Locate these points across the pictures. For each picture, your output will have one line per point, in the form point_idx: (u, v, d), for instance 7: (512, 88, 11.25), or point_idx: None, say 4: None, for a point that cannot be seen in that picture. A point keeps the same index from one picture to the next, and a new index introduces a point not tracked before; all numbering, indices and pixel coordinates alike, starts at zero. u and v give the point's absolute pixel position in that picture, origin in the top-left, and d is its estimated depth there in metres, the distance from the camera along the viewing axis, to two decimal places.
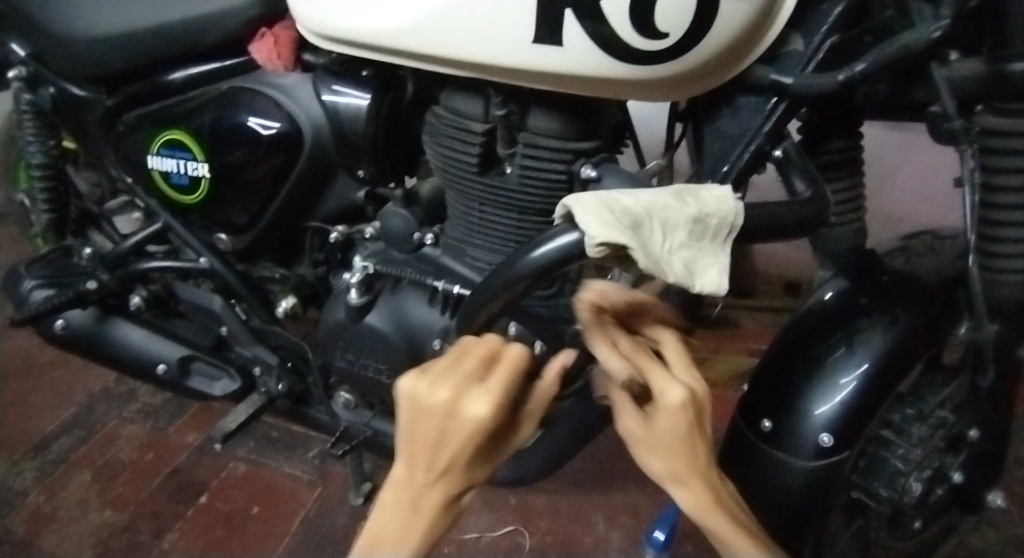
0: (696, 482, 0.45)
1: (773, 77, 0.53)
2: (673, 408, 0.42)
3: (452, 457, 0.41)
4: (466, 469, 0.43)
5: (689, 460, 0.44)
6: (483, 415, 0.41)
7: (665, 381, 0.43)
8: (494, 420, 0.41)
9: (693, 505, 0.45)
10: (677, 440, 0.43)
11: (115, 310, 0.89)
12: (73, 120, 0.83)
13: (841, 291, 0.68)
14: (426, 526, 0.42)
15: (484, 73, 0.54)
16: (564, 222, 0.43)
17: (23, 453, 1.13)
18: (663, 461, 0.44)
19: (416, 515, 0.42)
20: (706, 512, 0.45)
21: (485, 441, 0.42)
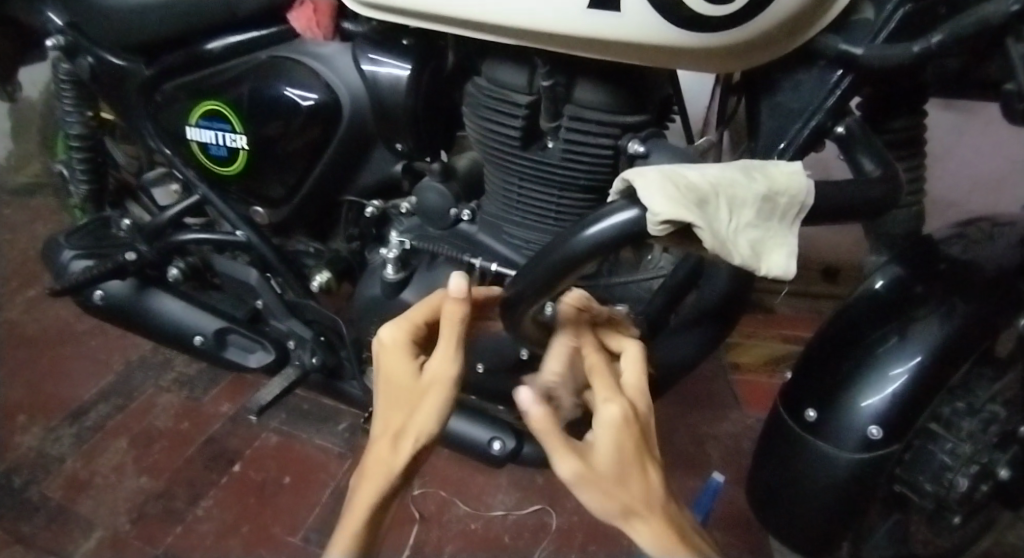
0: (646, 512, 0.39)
1: (843, 47, 0.50)
2: (612, 425, 0.40)
3: (385, 395, 0.49)
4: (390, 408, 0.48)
5: (641, 483, 0.40)
6: (385, 338, 0.51)
7: (609, 395, 0.43)
8: (400, 345, 0.50)
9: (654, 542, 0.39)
10: (621, 455, 0.39)
11: (153, 281, 0.89)
12: (112, 90, 0.82)
13: (894, 279, 0.64)
14: (367, 474, 0.46)
15: (532, 41, 0.51)
16: (622, 198, 0.41)
17: (62, 419, 1.15)
18: (614, 492, 0.39)
19: (365, 468, 0.46)
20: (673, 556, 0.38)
21: (402, 371, 0.49)
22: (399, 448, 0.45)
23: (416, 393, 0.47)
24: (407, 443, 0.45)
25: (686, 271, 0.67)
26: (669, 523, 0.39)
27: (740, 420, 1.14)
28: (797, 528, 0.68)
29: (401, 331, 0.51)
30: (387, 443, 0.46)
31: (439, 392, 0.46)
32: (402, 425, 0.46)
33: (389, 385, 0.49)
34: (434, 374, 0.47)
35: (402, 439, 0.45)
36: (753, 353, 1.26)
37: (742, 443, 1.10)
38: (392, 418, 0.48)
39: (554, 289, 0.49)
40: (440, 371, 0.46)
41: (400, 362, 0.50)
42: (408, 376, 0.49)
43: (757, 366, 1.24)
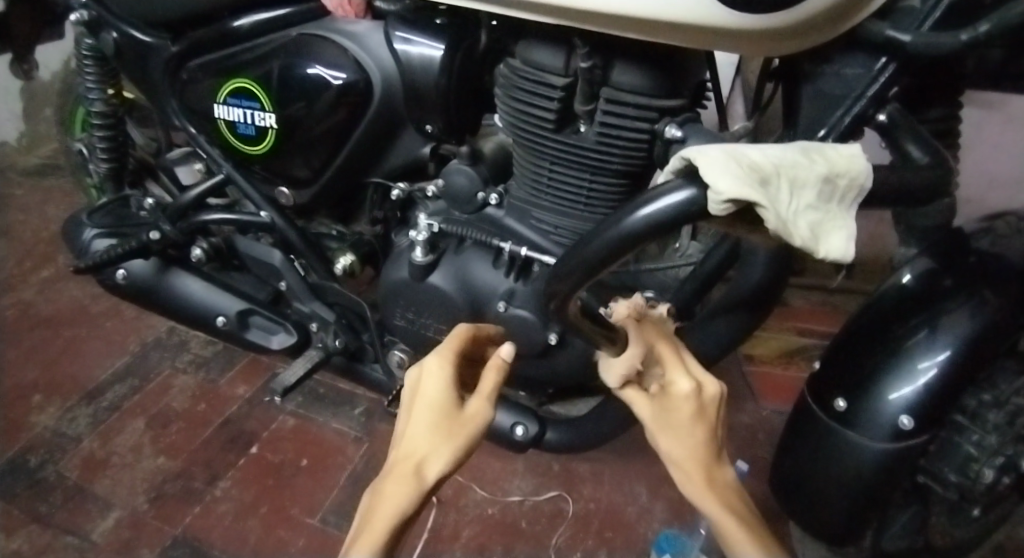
0: (690, 461, 0.46)
1: (889, 34, 0.48)
2: (678, 392, 0.48)
3: (414, 418, 0.50)
4: (422, 432, 0.49)
5: (693, 444, 0.46)
6: (428, 364, 0.53)
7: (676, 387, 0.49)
8: (440, 375, 0.53)
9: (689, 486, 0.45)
10: (673, 423, 0.48)
11: (175, 261, 0.89)
12: (137, 66, 0.82)
13: (923, 273, 0.62)
14: (390, 488, 0.44)
15: (576, 20, 0.51)
16: (679, 176, 0.40)
17: (78, 399, 1.16)
18: (667, 441, 0.48)
19: (388, 483, 0.45)
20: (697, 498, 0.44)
21: (437, 399, 0.51)
22: (429, 472, 0.46)
23: (448, 420, 0.49)
24: (438, 464, 0.46)
25: (720, 256, 0.67)
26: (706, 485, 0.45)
27: (755, 411, 1.14)
28: (823, 518, 0.68)
29: (444, 363, 0.54)
30: (410, 467, 0.46)
31: (475, 427, 0.49)
32: (430, 448, 0.47)
33: (424, 409, 0.50)
34: (472, 411, 0.50)
35: (430, 459, 0.46)
36: (767, 344, 1.25)
37: (760, 435, 1.10)
38: (422, 441, 0.48)
39: (596, 275, 0.49)
40: (478, 406, 0.51)
41: (435, 390, 0.52)
42: (442, 403, 0.51)
43: (773, 358, 1.23)
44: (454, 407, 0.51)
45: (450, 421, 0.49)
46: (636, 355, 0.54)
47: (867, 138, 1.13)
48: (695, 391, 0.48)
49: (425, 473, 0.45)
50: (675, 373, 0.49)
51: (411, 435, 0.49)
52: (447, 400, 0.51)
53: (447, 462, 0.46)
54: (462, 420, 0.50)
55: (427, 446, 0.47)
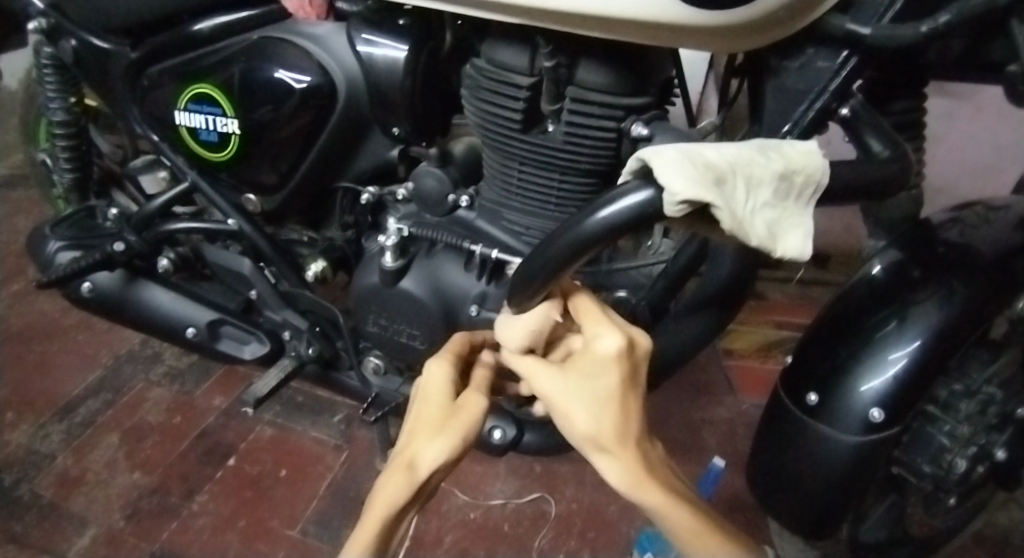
0: (624, 448, 0.46)
1: (850, 27, 0.48)
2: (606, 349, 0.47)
3: (416, 415, 0.53)
4: (419, 428, 0.52)
5: (619, 425, 0.47)
6: (430, 363, 0.56)
7: (595, 361, 0.48)
8: (440, 374, 0.55)
9: (626, 475, 0.45)
10: (597, 405, 0.47)
11: (142, 272, 0.87)
12: (97, 74, 0.80)
13: (891, 264, 0.63)
14: (387, 480, 0.49)
15: (536, 19, 0.50)
16: (637, 177, 0.39)
17: (50, 416, 1.13)
18: (592, 425, 0.46)
19: (389, 473, 0.49)
20: (639, 487, 0.45)
21: (439, 396, 0.53)
22: (420, 467, 0.48)
23: (445, 416, 0.52)
24: (431, 453, 0.49)
25: (690, 255, 0.66)
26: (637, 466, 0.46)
27: (736, 405, 1.14)
28: (796, 511, 0.68)
29: (445, 362, 0.56)
30: (404, 463, 0.49)
31: (467, 417, 0.51)
32: (423, 444, 0.50)
33: (427, 407, 0.53)
34: (469, 403, 0.53)
35: (423, 451, 0.49)
36: (746, 338, 1.26)
37: (740, 429, 1.10)
38: (420, 436, 0.51)
39: (560, 277, 0.47)
40: (473, 402, 0.53)
41: (437, 386, 0.54)
42: (441, 400, 0.53)
43: (752, 352, 1.23)
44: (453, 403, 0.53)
45: (447, 416, 0.52)
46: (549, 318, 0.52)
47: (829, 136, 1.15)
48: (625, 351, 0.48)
49: (419, 464, 0.48)
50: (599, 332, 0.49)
51: (413, 430, 0.52)
52: (446, 396, 0.54)
53: (439, 454, 0.49)
54: (459, 412, 0.52)
55: (423, 440, 0.50)
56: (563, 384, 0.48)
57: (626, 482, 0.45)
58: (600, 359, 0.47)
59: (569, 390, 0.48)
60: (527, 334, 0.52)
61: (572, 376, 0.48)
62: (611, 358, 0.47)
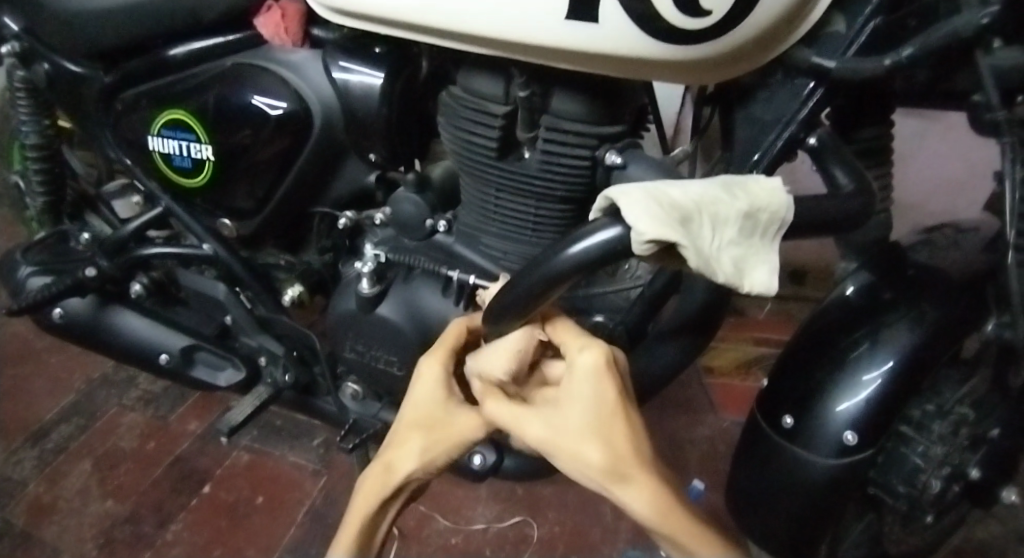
0: (644, 477, 0.47)
1: (815, 60, 0.49)
2: (595, 367, 0.49)
3: (405, 413, 0.55)
4: (403, 430, 0.54)
5: (631, 452, 0.48)
6: (425, 364, 0.56)
7: (583, 388, 0.49)
8: (435, 377, 0.56)
9: (649, 505, 0.46)
10: (602, 435, 0.47)
11: (115, 298, 0.86)
12: (69, 97, 0.79)
13: (864, 285, 0.63)
14: (369, 477, 0.54)
15: (508, 52, 0.50)
16: (606, 214, 0.40)
17: (20, 442, 1.10)
18: (606, 456, 0.47)
19: (372, 472, 0.54)
20: (663, 516, 0.46)
21: (433, 402, 0.54)
22: (395, 474, 0.53)
23: (431, 423, 0.54)
24: (408, 466, 0.53)
25: (664, 281, 0.67)
26: (659, 490, 0.47)
27: (717, 424, 1.15)
28: (773, 530, 0.67)
29: (439, 366, 0.56)
30: (383, 466, 0.54)
31: (455, 439, 0.53)
32: (403, 449, 0.53)
33: (420, 409, 0.55)
34: (460, 422, 0.54)
35: (403, 459, 0.53)
36: (724, 356, 1.26)
37: (720, 447, 1.11)
38: (406, 439, 0.54)
39: (532, 306, 0.46)
40: (467, 422, 0.54)
41: (434, 394, 0.55)
42: (431, 405, 0.55)
43: (731, 370, 1.24)
44: (444, 411, 0.54)
45: (432, 422, 0.54)
46: (524, 348, 0.51)
47: (801, 162, 1.17)
48: (610, 365, 0.50)
49: (394, 471, 0.53)
50: (584, 353, 0.50)
51: (402, 431, 0.55)
52: (444, 409, 0.54)
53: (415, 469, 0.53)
54: (447, 427, 0.54)
55: (407, 447, 0.53)
56: (562, 421, 0.48)
57: (650, 512, 0.46)
58: (589, 386, 0.49)
59: (568, 422, 0.48)
60: (511, 359, 0.50)
61: (567, 412, 0.49)
62: (600, 385, 0.49)
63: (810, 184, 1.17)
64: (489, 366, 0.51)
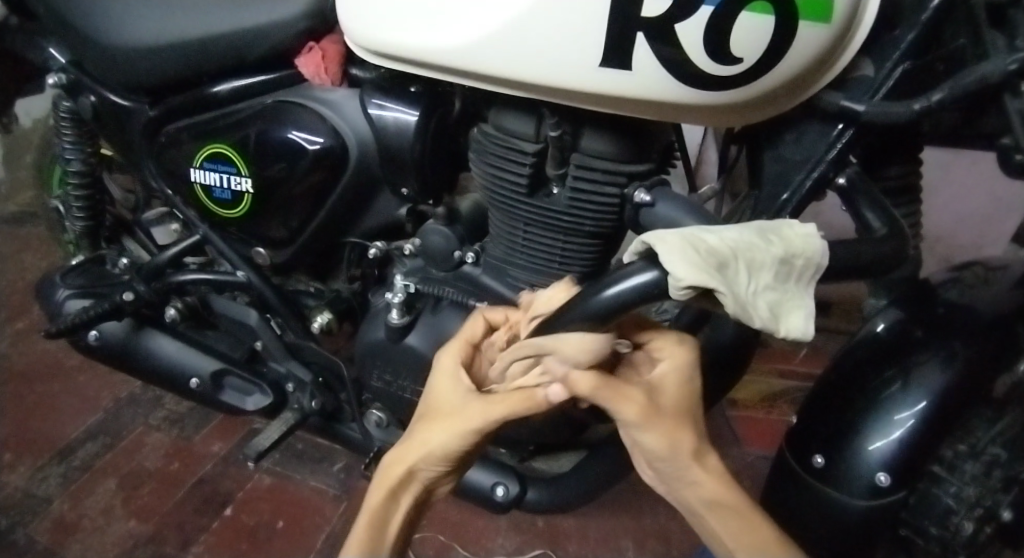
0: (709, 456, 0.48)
1: (844, 103, 0.50)
2: (688, 355, 0.48)
3: (422, 410, 0.54)
4: (419, 425, 0.52)
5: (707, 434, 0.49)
6: (442, 358, 0.55)
7: (669, 375, 0.47)
8: (447, 369, 0.55)
9: (712, 482, 0.47)
10: (680, 420, 0.46)
11: (149, 321, 0.89)
12: (115, 129, 0.82)
13: (894, 323, 0.63)
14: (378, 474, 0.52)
15: (541, 94, 0.52)
16: (641, 258, 0.41)
17: (48, 459, 1.12)
18: (687, 436, 0.47)
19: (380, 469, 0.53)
20: (722, 496, 0.47)
21: (444, 391, 0.53)
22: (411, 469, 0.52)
23: (443, 413, 0.51)
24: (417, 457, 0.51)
25: (692, 315, 0.66)
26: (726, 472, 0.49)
27: (741, 458, 1.13)
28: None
29: (453, 357, 0.55)
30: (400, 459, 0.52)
31: (462, 426, 0.50)
32: (417, 445, 0.51)
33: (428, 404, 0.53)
34: (465, 407, 0.51)
35: (413, 451, 0.51)
36: (750, 389, 1.25)
37: (744, 482, 1.09)
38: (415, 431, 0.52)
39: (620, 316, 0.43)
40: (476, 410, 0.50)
41: (446, 383, 0.53)
42: (443, 397, 0.53)
43: (755, 403, 1.23)
44: (458, 403, 0.52)
45: (445, 413, 0.51)
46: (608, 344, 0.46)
47: (830, 202, 1.17)
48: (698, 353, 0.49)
49: (399, 463, 0.51)
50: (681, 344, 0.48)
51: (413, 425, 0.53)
52: (457, 398, 0.52)
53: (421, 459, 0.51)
54: (454, 412, 0.51)
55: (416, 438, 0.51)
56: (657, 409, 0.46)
57: (714, 490, 0.47)
58: (676, 373, 0.47)
59: (658, 400, 0.46)
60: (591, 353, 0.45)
61: (660, 399, 0.46)
62: (684, 375, 0.48)
63: (837, 224, 1.18)
64: (564, 356, 0.45)
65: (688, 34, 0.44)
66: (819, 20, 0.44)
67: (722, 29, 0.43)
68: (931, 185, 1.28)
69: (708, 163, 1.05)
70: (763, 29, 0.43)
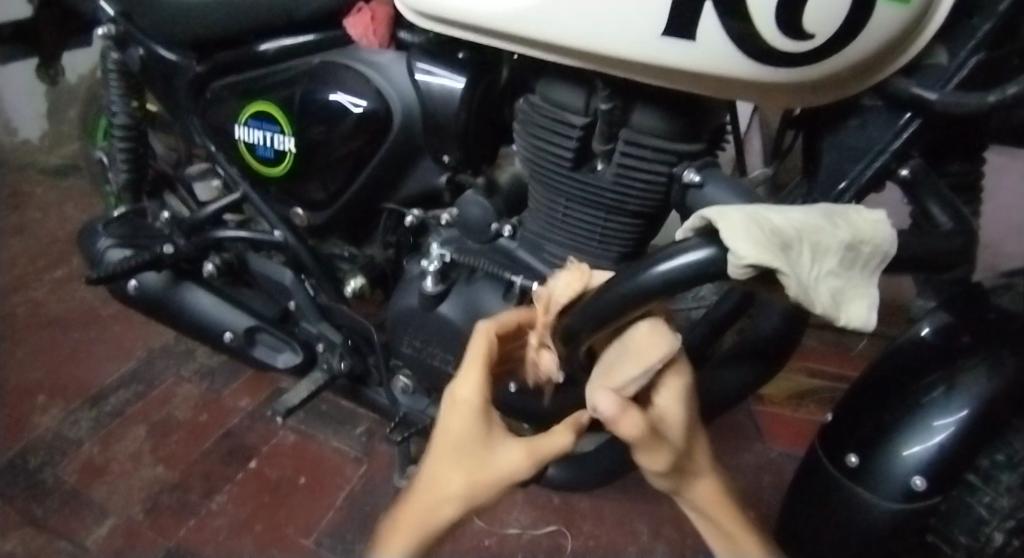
0: (706, 475, 0.49)
1: (915, 90, 0.48)
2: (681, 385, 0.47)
3: (439, 449, 0.48)
4: (445, 468, 0.47)
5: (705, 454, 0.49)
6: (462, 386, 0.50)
7: (673, 404, 0.46)
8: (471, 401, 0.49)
9: (708, 499, 0.48)
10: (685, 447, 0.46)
11: (187, 275, 0.90)
12: (161, 82, 0.83)
13: (940, 327, 0.57)
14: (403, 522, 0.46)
15: (598, 64, 0.50)
16: (699, 235, 0.40)
17: (82, 402, 1.16)
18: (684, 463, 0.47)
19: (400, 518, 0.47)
20: (714, 514, 0.48)
21: (471, 429, 0.48)
22: (441, 516, 0.46)
23: (476, 457, 0.47)
24: (452, 507, 0.46)
25: (732, 304, 0.67)
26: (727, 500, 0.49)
27: (763, 453, 1.12)
28: None
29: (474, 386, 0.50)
30: (427, 504, 0.47)
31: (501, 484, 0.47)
32: (450, 492, 0.46)
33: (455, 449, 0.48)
34: (505, 456, 0.48)
35: (445, 504, 0.46)
36: (777, 385, 1.24)
37: (766, 476, 1.08)
38: (447, 479, 0.47)
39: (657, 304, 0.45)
40: (513, 461, 0.47)
41: (471, 420, 0.48)
42: (471, 437, 0.48)
43: (781, 399, 1.21)
44: (486, 445, 0.48)
45: (478, 457, 0.47)
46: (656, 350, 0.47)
47: (889, 195, 1.13)
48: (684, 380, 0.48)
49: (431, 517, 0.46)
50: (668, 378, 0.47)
51: (440, 472, 0.47)
52: (488, 440, 0.48)
53: (455, 510, 0.46)
54: (490, 467, 0.47)
55: (450, 488, 0.46)
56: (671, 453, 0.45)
57: (709, 504, 0.48)
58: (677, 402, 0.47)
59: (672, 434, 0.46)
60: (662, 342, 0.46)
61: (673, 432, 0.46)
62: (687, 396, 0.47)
63: (898, 218, 1.14)
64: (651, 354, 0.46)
65: (761, 9, 0.42)
66: (899, 2, 0.41)
67: (793, 4, 0.41)
68: (987, 187, 1.23)
69: (754, 151, 1.02)
70: (840, 6, 0.41)
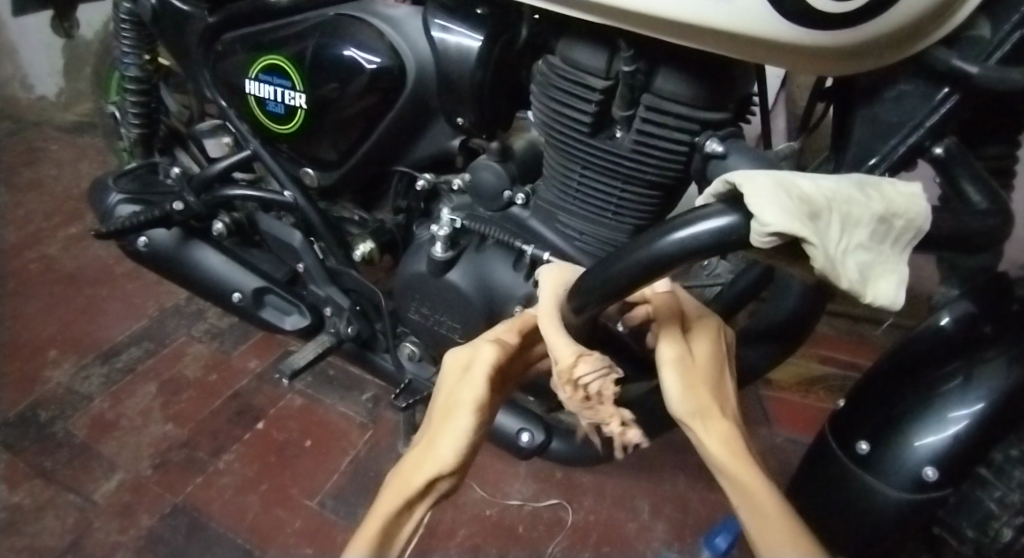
0: (723, 421, 0.46)
1: (955, 62, 0.45)
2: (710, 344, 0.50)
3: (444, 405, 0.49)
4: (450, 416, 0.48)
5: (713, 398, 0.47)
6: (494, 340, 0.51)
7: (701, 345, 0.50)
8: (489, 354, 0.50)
9: (717, 440, 0.45)
10: (705, 374, 0.48)
11: (197, 234, 0.89)
12: (173, 33, 0.81)
13: (962, 316, 0.54)
14: (396, 482, 0.46)
15: (625, 21, 0.48)
16: (722, 201, 0.38)
17: (92, 358, 1.17)
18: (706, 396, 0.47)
19: (396, 476, 0.46)
20: (725, 458, 0.45)
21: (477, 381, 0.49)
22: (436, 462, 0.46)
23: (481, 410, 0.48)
24: (450, 480, 0.46)
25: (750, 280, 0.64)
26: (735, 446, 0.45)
27: (770, 437, 1.10)
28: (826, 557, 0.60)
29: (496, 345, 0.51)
30: (424, 449, 0.47)
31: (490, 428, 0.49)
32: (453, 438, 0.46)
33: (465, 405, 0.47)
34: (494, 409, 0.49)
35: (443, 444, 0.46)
36: (786, 371, 1.22)
37: (772, 461, 1.07)
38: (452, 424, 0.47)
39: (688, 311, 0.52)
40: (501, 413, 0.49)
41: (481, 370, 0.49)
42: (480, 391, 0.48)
43: (791, 385, 1.19)
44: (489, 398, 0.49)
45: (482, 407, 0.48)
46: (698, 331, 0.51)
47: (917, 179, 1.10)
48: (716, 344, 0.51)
49: (421, 471, 0.45)
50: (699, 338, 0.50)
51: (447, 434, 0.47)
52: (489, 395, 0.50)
53: (449, 485, 0.47)
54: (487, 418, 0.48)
55: (455, 429, 0.47)
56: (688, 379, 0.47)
57: (722, 448, 0.45)
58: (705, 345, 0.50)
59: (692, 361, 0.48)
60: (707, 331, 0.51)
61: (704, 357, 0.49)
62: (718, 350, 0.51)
63: None
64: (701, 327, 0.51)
65: None
66: None
67: None
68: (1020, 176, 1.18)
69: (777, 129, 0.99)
70: None
